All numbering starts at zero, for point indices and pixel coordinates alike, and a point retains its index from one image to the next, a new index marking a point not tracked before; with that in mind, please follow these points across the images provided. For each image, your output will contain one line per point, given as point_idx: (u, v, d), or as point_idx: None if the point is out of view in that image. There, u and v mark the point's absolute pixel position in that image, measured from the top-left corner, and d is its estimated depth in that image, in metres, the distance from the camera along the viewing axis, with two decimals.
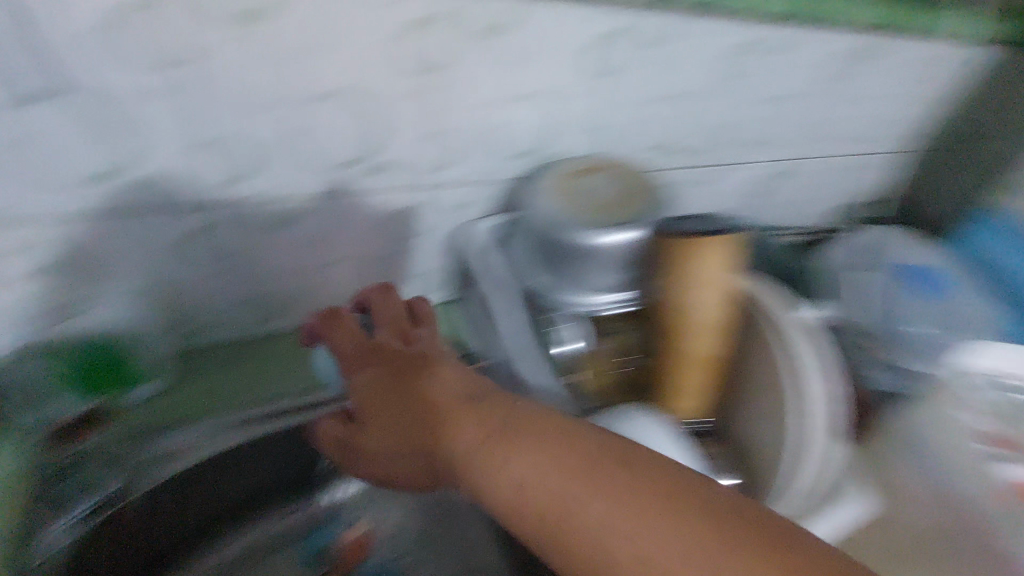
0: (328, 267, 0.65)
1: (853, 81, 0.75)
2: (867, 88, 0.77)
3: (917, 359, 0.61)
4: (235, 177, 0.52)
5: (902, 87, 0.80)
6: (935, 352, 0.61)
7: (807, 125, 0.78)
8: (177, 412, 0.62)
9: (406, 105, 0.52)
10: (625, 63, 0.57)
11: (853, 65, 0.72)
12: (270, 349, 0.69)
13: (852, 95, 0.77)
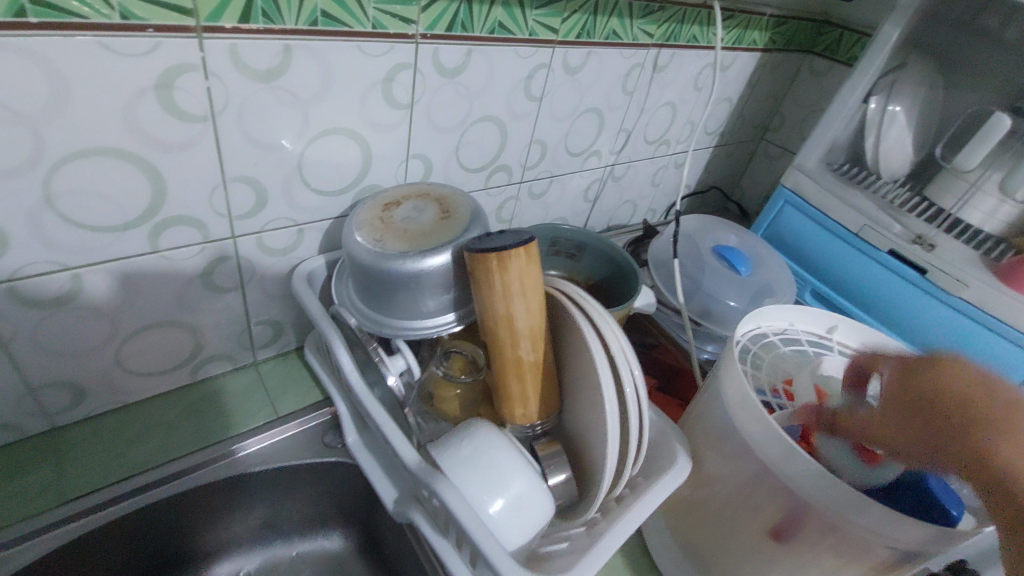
0: (145, 340, 0.58)
1: (642, 90, 0.85)
2: (656, 94, 0.88)
3: (710, 317, 0.77)
4: None
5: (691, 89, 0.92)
6: (721, 305, 0.77)
7: (615, 130, 0.87)
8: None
9: (170, 136, 0.47)
10: (417, 76, 0.60)
11: (641, 81, 0.83)
12: (82, 435, 0.59)
13: (642, 100, 0.86)
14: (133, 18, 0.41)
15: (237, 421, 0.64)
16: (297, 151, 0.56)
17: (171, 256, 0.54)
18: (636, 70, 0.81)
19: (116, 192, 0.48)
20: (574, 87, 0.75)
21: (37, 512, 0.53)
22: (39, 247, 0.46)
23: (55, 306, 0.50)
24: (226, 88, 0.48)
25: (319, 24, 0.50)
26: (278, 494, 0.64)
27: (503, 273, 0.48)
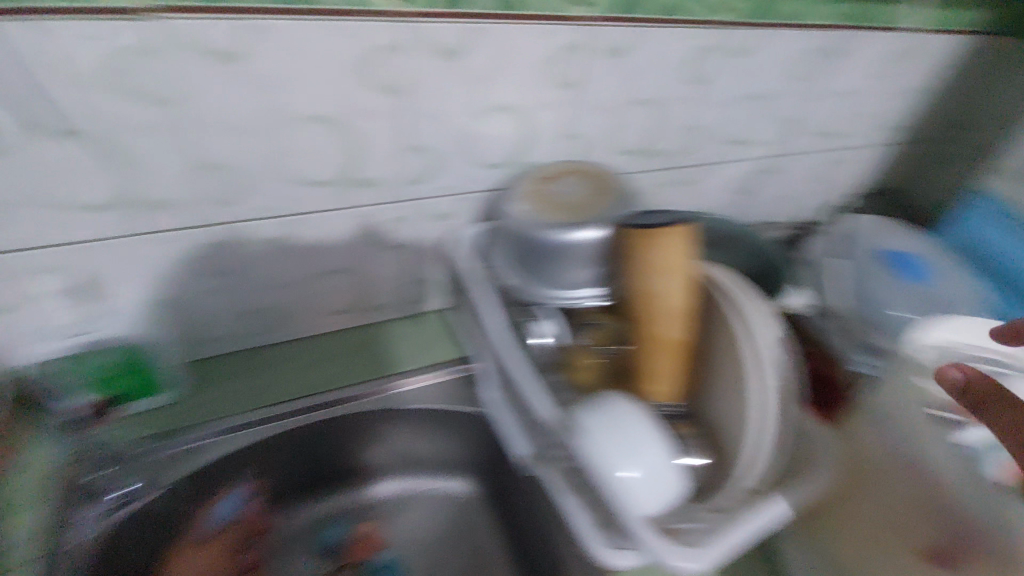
0: (324, 282, 0.68)
1: (817, 76, 0.79)
2: (834, 85, 0.81)
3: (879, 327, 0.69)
4: (233, 197, 0.56)
5: (872, 82, 0.84)
6: (889, 319, 0.69)
7: (779, 119, 0.82)
8: (197, 414, 0.64)
9: (369, 106, 0.55)
10: (585, 58, 0.62)
11: (815, 65, 0.77)
12: (278, 355, 0.71)
13: (821, 84, 0.80)
14: (357, 4, 0.48)
15: (395, 362, 0.73)
16: (470, 125, 0.62)
17: (359, 212, 0.63)
18: (811, 55, 0.76)
19: (325, 152, 0.57)
20: (739, 72, 0.73)
21: (246, 408, 0.65)
22: (270, 194, 0.57)
23: (272, 245, 0.61)
24: (419, 66, 0.54)
25: (506, 8, 0.54)
26: (422, 433, 0.71)
27: (653, 247, 0.55)
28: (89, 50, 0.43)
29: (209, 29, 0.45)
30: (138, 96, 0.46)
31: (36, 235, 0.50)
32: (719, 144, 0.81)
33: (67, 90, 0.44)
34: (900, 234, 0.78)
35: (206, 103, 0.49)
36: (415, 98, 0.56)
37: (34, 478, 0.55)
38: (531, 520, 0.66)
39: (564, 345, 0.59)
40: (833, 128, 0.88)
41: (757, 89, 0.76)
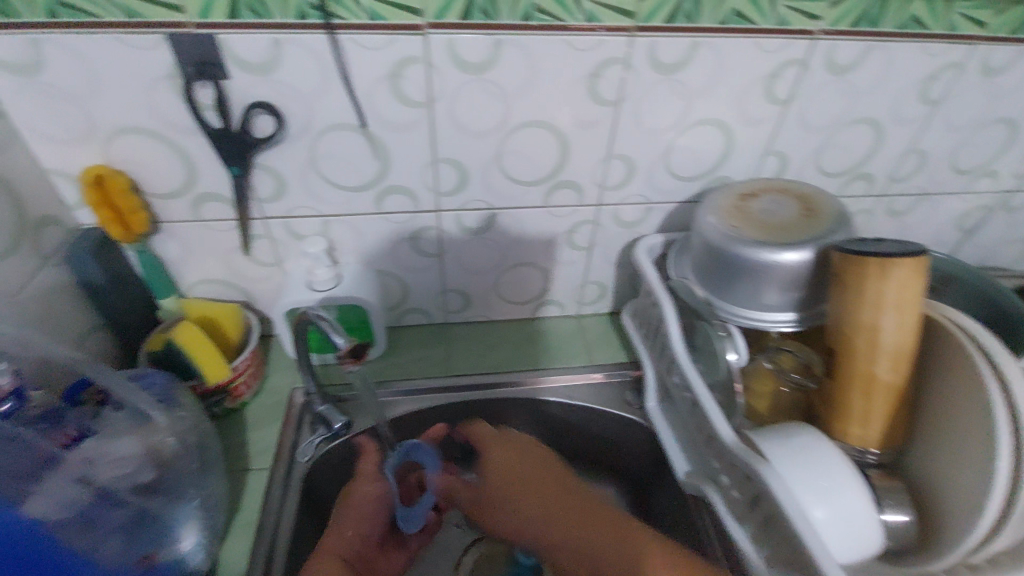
0: (508, 272, 0.74)
1: None
2: None
3: None
4: (452, 189, 0.63)
5: None
6: None
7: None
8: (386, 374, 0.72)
9: (582, 112, 0.59)
10: (803, 73, 0.60)
11: None
12: (455, 334, 0.78)
13: None
14: (595, 20, 0.53)
15: (560, 356, 0.76)
16: (672, 137, 0.63)
17: (554, 213, 0.68)
18: None
19: (537, 155, 0.62)
20: (984, 92, 0.64)
21: (428, 375, 0.72)
22: (482, 188, 0.64)
23: (476, 235, 0.68)
24: (637, 79, 0.57)
25: (729, 23, 0.55)
26: (576, 430, 0.73)
27: (880, 281, 0.46)
28: (376, 53, 0.52)
29: (469, 43, 0.52)
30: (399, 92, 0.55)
31: (304, 203, 0.62)
32: (943, 172, 0.72)
33: (353, 85, 0.53)
34: None
35: (452, 105, 0.56)
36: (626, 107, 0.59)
37: (273, 403, 0.67)
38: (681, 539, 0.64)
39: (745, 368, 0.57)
40: None
41: (1003, 111, 0.67)
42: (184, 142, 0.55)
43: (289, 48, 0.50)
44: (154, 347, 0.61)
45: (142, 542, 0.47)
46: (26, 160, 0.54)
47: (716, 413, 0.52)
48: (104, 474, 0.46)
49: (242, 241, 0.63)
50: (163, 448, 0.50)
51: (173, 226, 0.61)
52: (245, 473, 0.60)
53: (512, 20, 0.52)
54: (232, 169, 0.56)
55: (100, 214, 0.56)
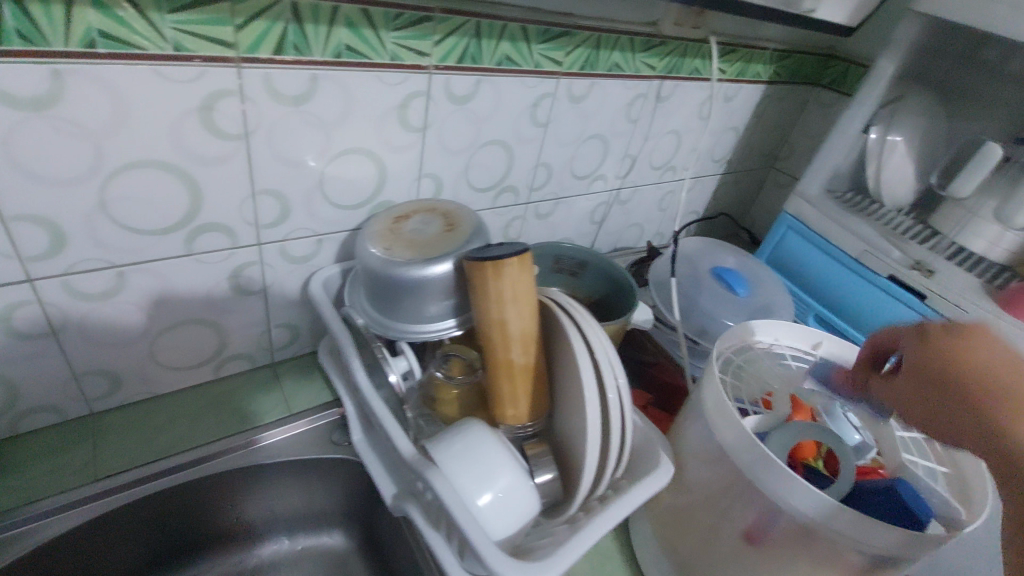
0: (161, 334, 0.63)
1: (654, 112, 0.88)
2: (664, 132, 0.93)
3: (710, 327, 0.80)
4: (49, 252, 0.51)
5: (690, 132, 0.97)
6: (707, 311, 0.80)
7: (627, 154, 0.91)
8: (34, 492, 0.57)
9: (196, 138, 0.53)
10: (426, 104, 0.65)
11: (652, 109, 0.87)
12: (137, 412, 0.66)
13: (663, 118, 0.90)
14: (184, 50, 0.48)
15: (256, 416, 0.70)
16: (321, 168, 0.62)
17: (205, 260, 0.61)
18: (644, 98, 0.85)
19: (161, 199, 0.54)
20: (569, 105, 0.77)
21: (71, 486, 0.58)
22: (91, 245, 0.53)
23: (103, 301, 0.57)
24: (260, 110, 0.55)
25: (343, 56, 0.56)
26: (294, 485, 0.69)
27: (498, 278, 0.53)
28: None
29: (9, 73, 0.42)
30: None
31: None
32: (563, 168, 0.85)
33: None
34: (699, 255, 0.90)
35: (8, 150, 0.45)
36: (246, 132, 0.55)
37: None
38: (405, 564, 0.65)
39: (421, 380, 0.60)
40: (672, 153, 0.98)
41: (607, 116, 0.83)
42: None
43: None
44: None
45: None
46: None
47: (395, 434, 0.53)
48: None
49: None
50: None
51: None
52: None
53: (74, 48, 0.44)
54: None
55: None
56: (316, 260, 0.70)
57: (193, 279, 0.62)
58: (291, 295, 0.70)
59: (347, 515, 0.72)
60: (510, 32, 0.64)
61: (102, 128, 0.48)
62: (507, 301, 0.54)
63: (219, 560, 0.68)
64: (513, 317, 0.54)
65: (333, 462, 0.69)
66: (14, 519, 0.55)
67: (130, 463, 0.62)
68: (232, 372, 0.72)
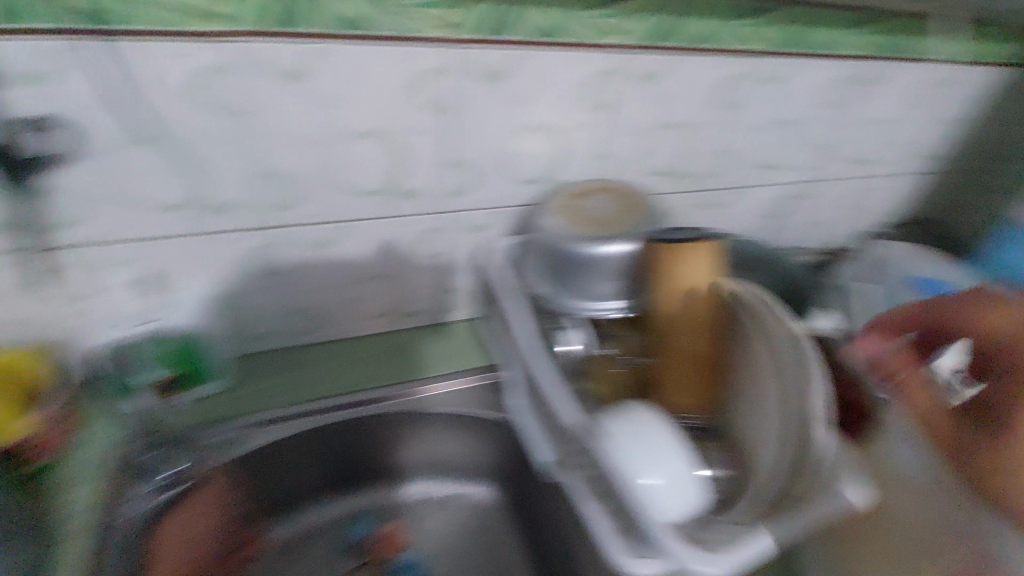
0: (358, 285, 0.72)
1: (856, 98, 0.79)
2: (866, 121, 0.83)
3: None
4: (288, 204, 0.60)
5: (899, 121, 0.85)
6: None
7: (818, 144, 0.83)
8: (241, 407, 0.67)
9: (410, 109, 0.58)
10: (614, 83, 0.65)
11: (855, 94, 0.78)
12: (324, 350, 0.75)
13: (867, 105, 0.80)
14: (416, 32, 0.53)
15: (426, 368, 0.76)
16: (512, 143, 0.65)
17: (402, 223, 0.67)
18: (847, 81, 0.76)
19: (376, 165, 0.61)
20: (761, 87, 0.72)
21: (281, 403, 0.68)
22: (318, 202, 0.61)
23: (321, 251, 0.66)
24: (466, 86, 0.59)
25: (549, 36, 0.59)
26: (455, 436, 0.73)
27: (676, 258, 0.55)
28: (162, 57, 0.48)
29: (287, 51, 0.51)
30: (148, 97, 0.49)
31: (108, 222, 0.55)
32: (744, 156, 0.80)
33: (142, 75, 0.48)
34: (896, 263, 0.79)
35: (275, 114, 0.54)
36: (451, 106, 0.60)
37: (94, 461, 0.59)
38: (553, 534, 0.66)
39: (590, 356, 0.60)
40: (873, 144, 0.87)
41: (801, 100, 0.76)
42: None
43: (81, 54, 0.46)
44: None
45: None
46: None
47: (563, 404, 0.54)
48: None
49: (40, 275, 0.56)
50: None
51: None
52: (49, 544, 0.52)
53: (328, 28, 0.51)
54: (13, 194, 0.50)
55: None
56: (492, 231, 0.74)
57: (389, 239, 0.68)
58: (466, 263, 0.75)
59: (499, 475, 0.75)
60: (721, 8, 0.63)
61: (340, 98, 0.55)
62: (685, 283, 0.55)
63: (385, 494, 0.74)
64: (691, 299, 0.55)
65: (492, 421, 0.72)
66: (229, 426, 0.64)
67: (318, 394, 0.70)
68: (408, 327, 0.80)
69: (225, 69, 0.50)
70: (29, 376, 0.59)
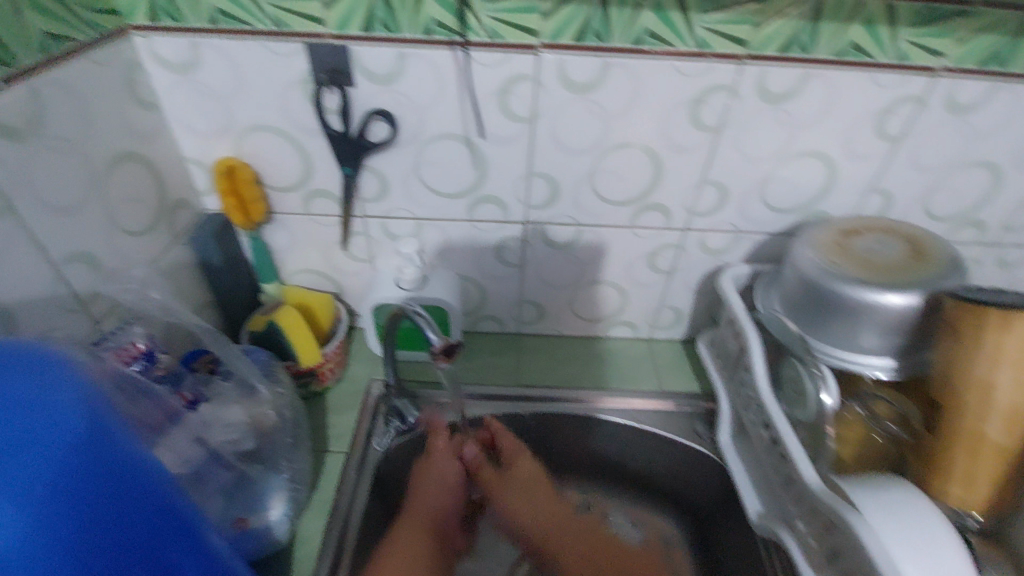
0: (582, 286, 0.75)
1: None
2: None
3: None
4: (543, 203, 0.65)
5: None
6: None
7: None
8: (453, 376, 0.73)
9: (678, 126, 0.58)
10: (914, 112, 0.57)
11: None
12: (527, 344, 0.81)
13: None
14: (705, 48, 0.53)
15: (629, 379, 0.77)
16: (773, 167, 0.62)
17: (640, 234, 0.68)
18: None
19: (631, 176, 0.63)
20: None
21: (497, 382, 0.75)
22: (570, 205, 0.65)
23: (560, 249, 0.70)
24: (743, 107, 0.57)
25: (847, 56, 0.54)
26: (649, 451, 0.72)
27: (1006, 325, 0.45)
28: (477, 68, 0.54)
29: (579, 64, 0.54)
30: (457, 99, 0.57)
31: (400, 199, 0.66)
32: None
33: (457, 81, 0.55)
34: None
35: (554, 122, 0.58)
36: (721, 126, 0.58)
37: (352, 391, 0.71)
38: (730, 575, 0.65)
39: (839, 415, 0.54)
40: None
41: None
42: (306, 141, 0.60)
43: (411, 60, 0.54)
44: (254, 326, 0.65)
45: (241, 503, 0.47)
46: (170, 147, 0.60)
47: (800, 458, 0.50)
48: (216, 437, 0.46)
49: (343, 235, 0.69)
50: (264, 420, 0.50)
51: (283, 216, 0.68)
52: (323, 453, 0.64)
53: (622, 43, 0.53)
54: (344, 169, 0.61)
55: (227, 201, 0.62)
56: (727, 256, 0.71)
57: (623, 248, 0.70)
58: (690, 283, 0.74)
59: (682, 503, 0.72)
60: None
61: (616, 111, 0.57)
62: (1010, 358, 0.45)
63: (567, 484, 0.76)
64: (1010, 378, 0.45)
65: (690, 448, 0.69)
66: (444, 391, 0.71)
67: (520, 382, 0.75)
68: (616, 334, 0.81)
69: (524, 78, 0.55)
70: (317, 314, 0.70)
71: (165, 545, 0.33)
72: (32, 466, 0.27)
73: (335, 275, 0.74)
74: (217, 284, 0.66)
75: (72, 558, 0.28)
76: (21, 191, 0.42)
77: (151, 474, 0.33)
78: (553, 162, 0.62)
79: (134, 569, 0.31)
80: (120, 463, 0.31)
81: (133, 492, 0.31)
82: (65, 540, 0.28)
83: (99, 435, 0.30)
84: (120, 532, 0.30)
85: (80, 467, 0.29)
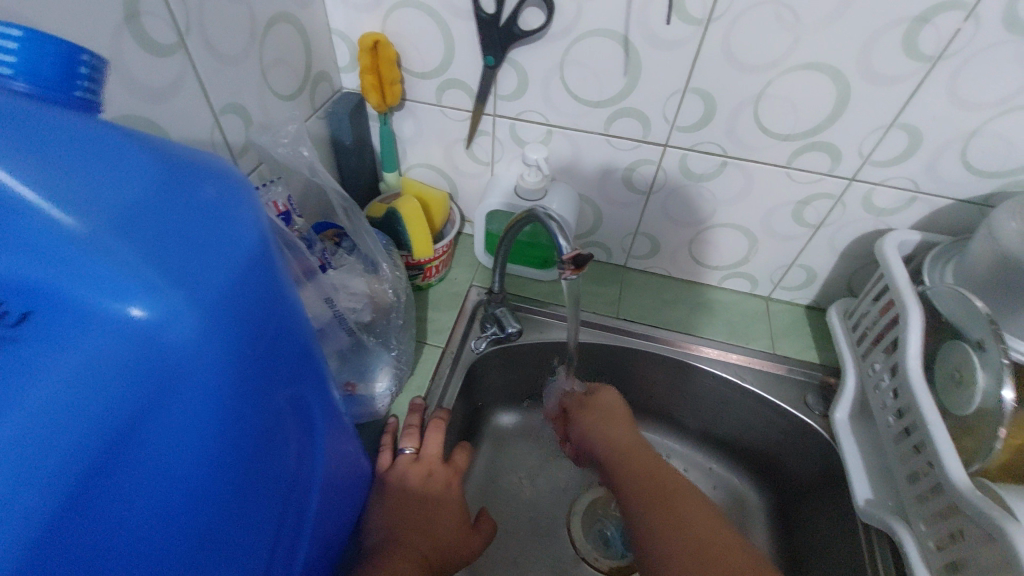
0: (708, 226, 0.69)
1: None
2: None
3: None
4: (691, 127, 0.59)
5: None
6: None
7: None
8: (554, 295, 0.71)
9: (884, 49, 0.49)
10: None
11: None
12: (633, 280, 0.77)
13: None
14: None
15: (741, 334, 0.71)
16: (990, 117, 0.51)
17: (794, 178, 0.60)
18: None
19: (804, 106, 0.54)
20: None
21: (598, 311, 0.72)
22: (721, 132, 0.58)
23: (696, 182, 0.64)
24: (976, 33, 0.46)
25: None
26: (746, 412, 0.68)
27: None
28: None
29: None
30: None
31: (535, 101, 0.62)
32: None
33: None
34: None
35: (731, 28, 0.51)
36: (936, 58, 0.48)
37: (454, 292, 0.71)
38: (805, 552, 0.62)
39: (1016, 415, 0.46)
40: None
41: None
42: (452, 23, 0.57)
43: None
44: (374, 212, 0.66)
45: (351, 369, 0.49)
46: (321, 15, 0.59)
47: (945, 453, 0.44)
48: (342, 302, 0.48)
49: (469, 133, 0.67)
50: (382, 297, 0.52)
51: (415, 104, 0.66)
52: (421, 343, 0.65)
53: None
54: (486, 58, 0.58)
55: (366, 77, 0.62)
56: (891, 219, 0.61)
57: (768, 191, 0.63)
58: (835, 242, 0.65)
59: (770, 473, 0.69)
60: None
61: (809, 23, 0.49)
62: None
63: (649, 425, 0.75)
64: None
65: (791, 415, 0.64)
66: (544, 308, 0.69)
67: (621, 315, 0.72)
68: (732, 285, 0.75)
69: None
70: (433, 212, 0.70)
71: (298, 382, 0.31)
72: (206, 279, 0.24)
73: (454, 174, 0.73)
74: (345, 164, 0.68)
75: (234, 384, 0.25)
76: (195, 31, 0.43)
77: (292, 313, 0.30)
78: (715, 80, 0.55)
79: (278, 401, 0.29)
80: (274, 303, 0.28)
81: (283, 332, 0.29)
82: (229, 362, 0.25)
83: (261, 266, 0.26)
84: (271, 365, 0.28)
85: (246, 289, 0.25)
